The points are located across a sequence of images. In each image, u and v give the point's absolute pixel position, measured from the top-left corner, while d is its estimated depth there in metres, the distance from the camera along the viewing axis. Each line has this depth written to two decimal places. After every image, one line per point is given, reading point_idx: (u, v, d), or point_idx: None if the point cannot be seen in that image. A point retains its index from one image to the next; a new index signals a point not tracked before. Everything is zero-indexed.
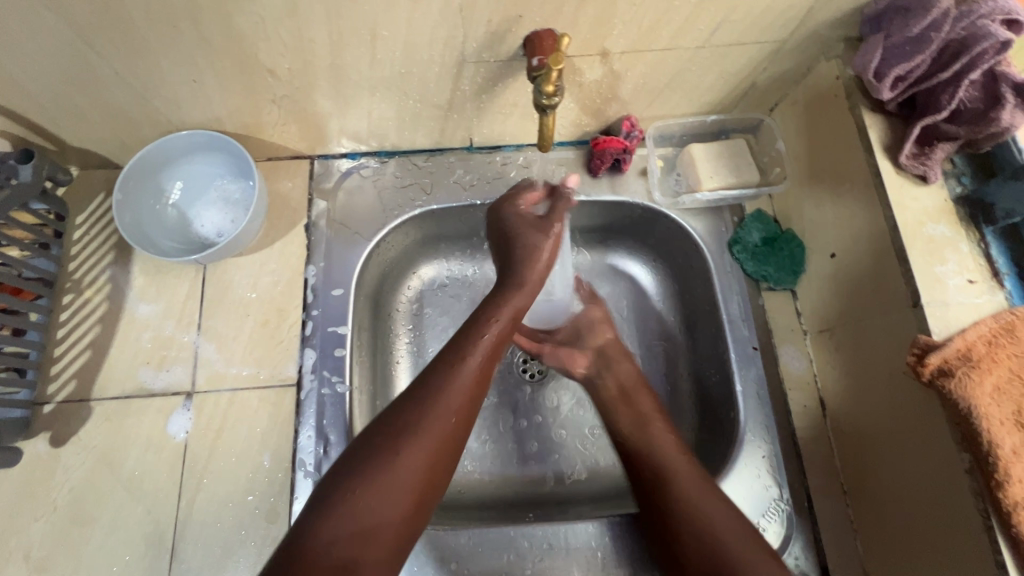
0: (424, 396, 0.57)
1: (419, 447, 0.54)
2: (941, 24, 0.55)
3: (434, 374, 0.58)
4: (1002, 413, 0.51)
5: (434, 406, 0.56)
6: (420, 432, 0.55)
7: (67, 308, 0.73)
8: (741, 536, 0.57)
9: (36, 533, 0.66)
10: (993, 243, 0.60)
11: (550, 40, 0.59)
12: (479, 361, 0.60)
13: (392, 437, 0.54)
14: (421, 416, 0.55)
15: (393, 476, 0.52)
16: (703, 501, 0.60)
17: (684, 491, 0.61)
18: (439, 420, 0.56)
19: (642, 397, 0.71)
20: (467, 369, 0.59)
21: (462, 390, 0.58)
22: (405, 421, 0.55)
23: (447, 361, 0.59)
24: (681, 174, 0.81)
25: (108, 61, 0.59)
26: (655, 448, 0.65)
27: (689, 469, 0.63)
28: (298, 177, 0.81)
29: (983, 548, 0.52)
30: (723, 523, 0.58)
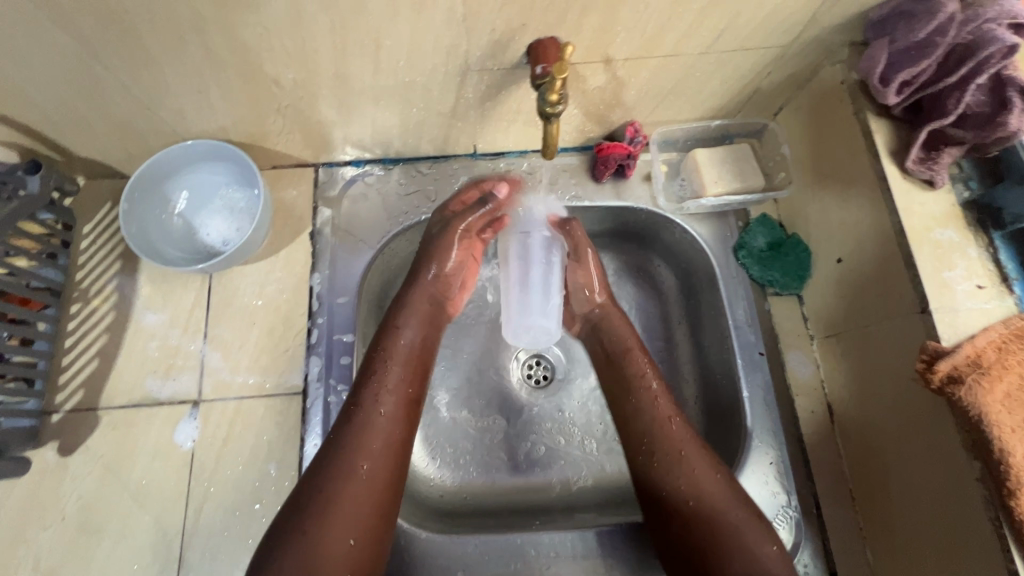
0: (334, 470, 0.57)
1: (337, 524, 0.54)
2: (947, 29, 0.55)
3: (337, 444, 0.58)
4: (1013, 420, 0.51)
5: (343, 481, 0.56)
6: (329, 509, 0.54)
7: (74, 317, 0.74)
8: (726, 500, 0.59)
9: (44, 542, 0.66)
10: (1001, 248, 0.60)
11: (553, 47, 0.59)
12: (387, 418, 0.61)
13: (302, 516, 0.54)
14: (325, 495, 0.55)
15: (313, 558, 0.52)
16: (696, 466, 0.61)
17: (676, 460, 0.62)
18: (349, 494, 0.56)
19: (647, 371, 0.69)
20: (376, 426, 0.60)
21: (371, 452, 0.59)
22: (310, 499, 0.55)
23: (345, 426, 0.60)
24: (686, 179, 0.81)
25: (114, 73, 0.59)
26: (651, 415, 0.66)
27: (688, 437, 0.64)
28: (302, 185, 0.81)
29: (995, 556, 0.52)
30: (710, 486, 0.60)
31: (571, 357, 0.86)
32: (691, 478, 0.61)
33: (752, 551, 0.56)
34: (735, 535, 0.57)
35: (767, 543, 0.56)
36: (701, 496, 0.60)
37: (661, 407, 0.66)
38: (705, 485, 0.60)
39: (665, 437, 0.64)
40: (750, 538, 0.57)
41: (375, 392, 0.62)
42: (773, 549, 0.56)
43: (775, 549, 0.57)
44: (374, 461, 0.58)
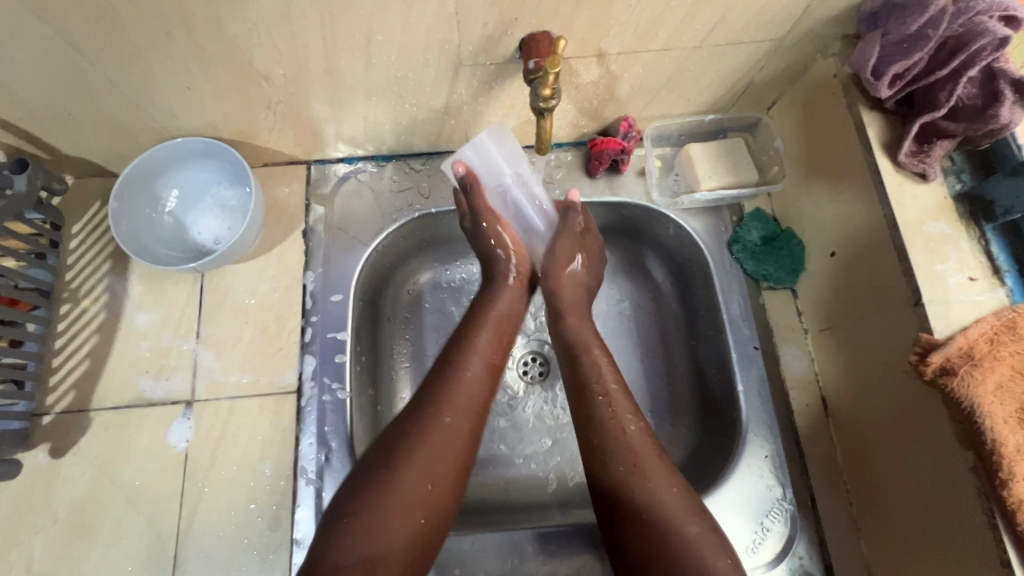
0: (421, 418, 0.57)
1: (420, 468, 0.54)
2: (939, 22, 0.55)
3: (429, 391, 0.60)
4: (1005, 411, 0.51)
5: (432, 427, 0.56)
6: (414, 453, 0.55)
7: (64, 318, 0.73)
8: (680, 513, 0.54)
9: (36, 545, 0.66)
10: (993, 240, 0.60)
11: (546, 42, 0.59)
12: (476, 377, 0.62)
13: (388, 458, 0.54)
14: (411, 437, 0.56)
15: (391, 502, 0.52)
16: (653, 479, 0.56)
17: (635, 472, 0.56)
18: (436, 442, 0.56)
19: (608, 372, 0.65)
20: (464, 381, 0.61)
21: (460, 404, 0.59)
22: (396, 442, 0.55)
23: (435, 380, 0.61)
24: (680, 174, 0.81)
25: (101, 69, 0.59)
26: (610, 423, 0.60)
27: (646, 448, 0.58)
28: (294, 182, 0.80)
29: (988, 546, 0.52)
30: (667, 500, 0.54)
31: None
32: (655, 494, 0.55)
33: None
34: (689, 563, 0.50)
35: (719, 561, 0.51)
36: (654, 504, 0.54)
37: (619, 411, 0.61)
38: (661, 498, 0.55)
39: (621, 447, 0.58)
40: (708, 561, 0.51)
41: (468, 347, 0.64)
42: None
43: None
44: (457, 417, 0.58)
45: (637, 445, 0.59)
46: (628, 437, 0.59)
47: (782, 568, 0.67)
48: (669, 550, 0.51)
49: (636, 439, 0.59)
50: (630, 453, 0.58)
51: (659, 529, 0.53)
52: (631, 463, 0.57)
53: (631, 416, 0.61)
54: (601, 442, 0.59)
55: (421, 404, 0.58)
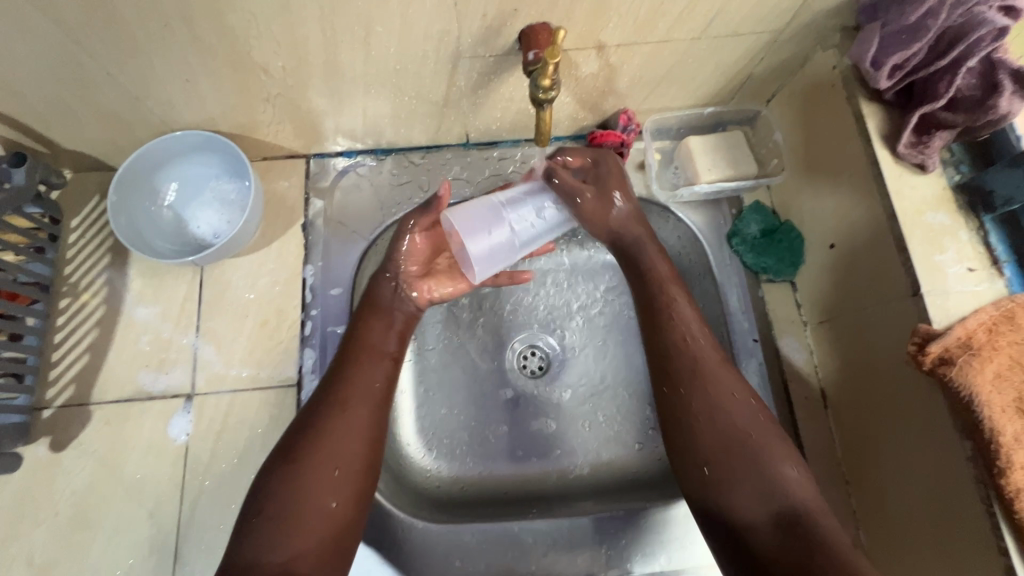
0: (307, 457, 0.55)
1: (330, 454, 0.55)
2: (939, 12, 0.55)
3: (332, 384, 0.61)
4: (1004, 400, 0.52)
5: (317, 471, 0.54)
6: (304, 497, 0.53)
7: (64, 312, 0.73)
8: (748, 421, 0.59)
9: (38, 538, 0.66)
10: (992, 230, 0.60)
11: (546, 33, 0.59)
12: (367, 414, 0.59)
13: (284, 504, 0.52)
14: (299, 480, 0.54)
15: (285, 544, 0.51)
16: (717, 391, 0.60)
17: (698, 378, 0.60)
18: (321, 486, 0.54)
19: (677, 300, 0.65)
20: (365, 372, 0.62)
21: (366, 395, 0.60)
22: (285, 487, 0.53)
23: (324, 420, 0.58)
24: (679, 167, 0.81)
25: (99, 62, 0.58)
26: (672, 334, 0.63)
27: (712, 360, 0.61)
28: (293, 176, 0.80)
29: (986, 535, 0.53)
30: (733, 411, 0.59)
31: (567, 347, 0.86)
32: (722, 418, 0.59)
33: (778, 479, 0.56)
34: (756, 475, 0.56)
35: (789, 465, 0.56)
36: (729, 428, 0.58)
37: (690, 333, 0.63)
38: (731, 412, 0.59)
39: (685, 357, 0.61)
40: (769, 462, 0.56)
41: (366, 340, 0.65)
42: (794, 472, 0.56)
43: (795, 473, 0.56)
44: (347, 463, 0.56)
45: (708, 364, 0.61)
46: (688, 348, 0.62)
47: None
48: (750, 467, 0.56)
49: (708, 359, 0.61)
50: (699, 370, 0.61)
51: (734, 445, 0.57)
52: (697, 369, 0.61)
53: (700, 333, 0.63)
54: (678, 370, 0.61)
55: (305, 447, 0.56)
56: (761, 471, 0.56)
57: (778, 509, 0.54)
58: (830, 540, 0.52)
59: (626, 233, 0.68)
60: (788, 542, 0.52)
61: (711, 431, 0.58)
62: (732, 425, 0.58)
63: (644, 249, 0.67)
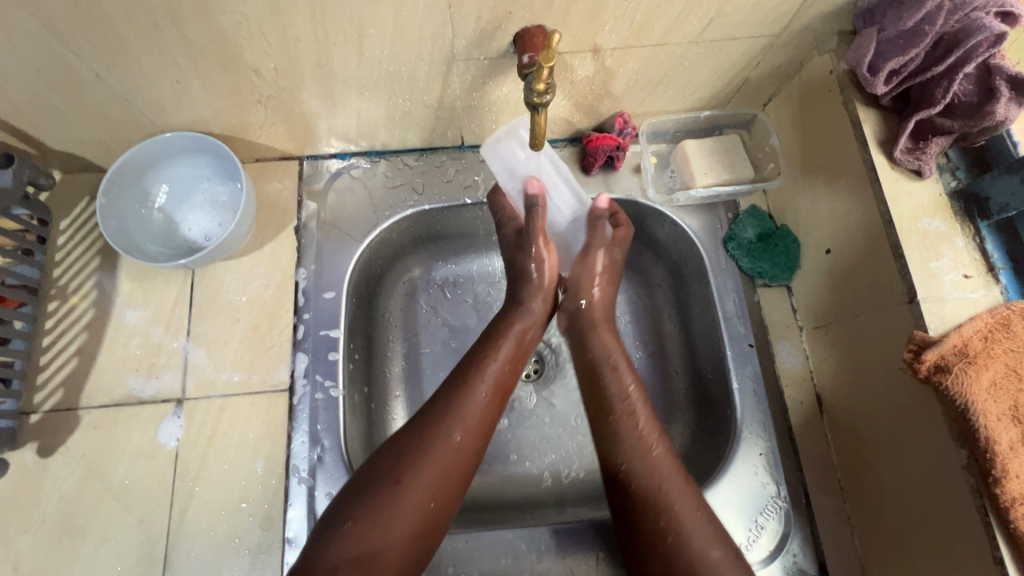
0: (433, 428, 0.58)
1: (423, 480, 0.55)
2: (935, 18, 0.55)
3: (438, 407, 0.60)
4: (998, 408, 0.51)
5: (429, 461, 0.56)
6: (420, 463, 0.55)
7: (52, 315, 0.72)
8: (672, 488, 0.59)
9: (24, 545, 0.65)
10: (988, 237, 0.60)
11: (541, 36, 0.58)
12: (486, 397, 0.62)
13: (396, 467, 0.55)
14: (418, 447, 0.56)
15: (393, 506, 0.53)
16: (654, 462, 0.61)
17: (633, 444, 0.62)
18: (438, 455, 0.56)
19: (609, 343, 0.70)
20: (476, 400, 0.61)
21: (466, 423, 0.59)
22: (404, 451, 0.56)
23: (447, 397, 0.60)
24: (675, 171, 0.81)
25: (87, 62, 0.58)
26: (621, 409, 0.65)
27: (653, 437, 0.62)
28: (286, 178, 0.79)
29: (981, 544, 0.52)
30: (662, 483, 0.59)
31: (561, 351, 0.86)
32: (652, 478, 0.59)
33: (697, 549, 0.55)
34: (680, 543, 0.55)
35: (710, 545, 0.55)
36: (653, 487, 0.59)
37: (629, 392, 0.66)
38: (663, 486, 0.59)
39: (626, 432, 0.63)
40: (691, 532, 0.56)
41: (477, 371, 0.63)
42: (718, 554, 0.55)
43: (721, 554, 0.55)
44: (467, 436, 0.58)
45: (640, 426, 0.63)
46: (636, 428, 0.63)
47: (776, 566, 0.66)
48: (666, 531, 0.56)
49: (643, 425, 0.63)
50: (636, 436, 0.62)
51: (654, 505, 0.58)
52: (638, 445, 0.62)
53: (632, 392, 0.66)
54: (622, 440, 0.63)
55: (430, 419, 0.58)
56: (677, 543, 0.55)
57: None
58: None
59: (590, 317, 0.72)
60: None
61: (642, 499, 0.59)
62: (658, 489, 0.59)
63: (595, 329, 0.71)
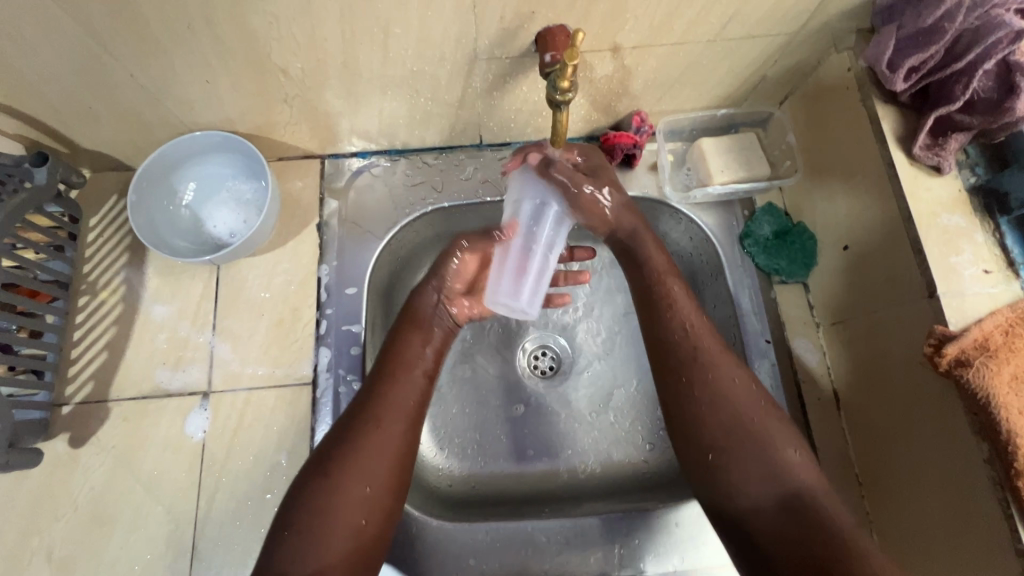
0: (364, 424, 0.58)
1: (361, 474, 0.56)
2: (955, 15, 0.55)
3: (368, 402, 0.60)
4: (1021, 402, 0.52)
5: (361, 455, 0.56)
6: (351, 458, 0.56)
7: (82, 310, 0.74)
8: (750, 408, 0.59)
9: (57, 533, 0.66)
10: (1008, 232, 0.60)
11: (562, 35, 0.59)
12: (413, 386, 0.63)
13: (328, 462, 0.56)
14: (349, 441, 0.57)
15: (334, 501, 0.54)
16: (716, 372, 0.60)
17: (697, 367, 0.60)
18: (372, 447, 0.57)
19: (647, 241, 0.67)
20: (404, 388, 0.62)
21: (398, 411, 0.60)
22: (338, 447, 0.57)
23: (374, 388, 0.61)
24: (692, 169, 0.81)
25: (122, 63, 0.59)
26: (671, 320, 0.63)
27: (712, 346, 0.61)
28: (308, 176, 0.81)
29: (1002, 537, 0.53)
30: (733, 395, 0.59)
31: (577, 348, 0.87)
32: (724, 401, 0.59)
33: (780, 461, 0.56)
34: (763, 461, 0.56)
35: (789, 448, 0.57)
36: (725, 408, 0.59)
37: (670, 290, 0.65)
38: (737, 409, 0.58)
39: (685, 343, 0.61)
40: (773, 442, 0.57)
41: (403, 361, 0.64)
42: (797, 456, 0.57)
43: (800, 456, 0.57)
44: (398, 423, 0.59)
45: (709, 351, 0.61)
46: (688, 334, 0.62)
47: None
48: (751, 449, 0.57)
49: (708, 348, 0.61)
50: (700, 357, 0.61)
51: (737, 426, 0.58)
52: (696, 358, 0.61)
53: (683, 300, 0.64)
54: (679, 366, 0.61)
55: (356, 416, 0.59)
56: (762, 450, 0.57)
57: (782, 491, 0.55)
58: (832, 516, 0.54)
59: (624, 225, 0.67)
60: (788, 523, 0.54)
61: (715, 419, 0.58)
62: (734, 412, 0.58)
63: (641, 239, 0.67)
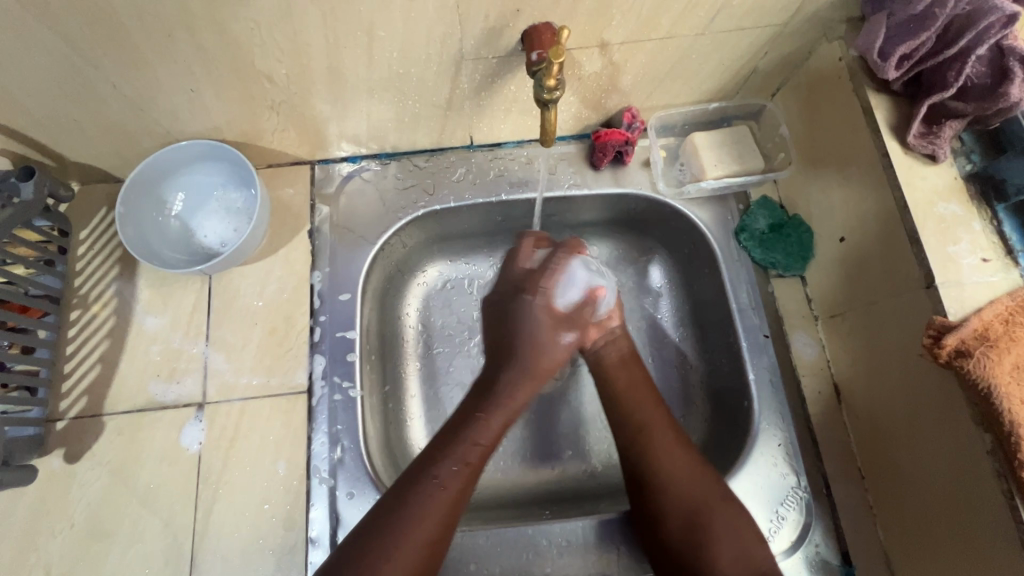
0: (403, 520, 0.55)
1: (395, 573, 0.53)
2: (946, 1, 0.54)
3: (410, 502, 0.56)
4: (1022, 391, 0.51)
5: (395, 555, 0.54)
6: (390, 555, 0.54)
7: (74, 324, 0.73)
8: (705, 493, 0.60)
9: (54, 550, 0.66)
10: (1006, 220, 0.60)
11: (548, 33, 0.58)
12: (458, 471, 0.59)
13: (371, 560, 0.53)
14: (389, 541, 0.54)
15: None
16: (670, 461, 0.62)
17: (647, 438, 0.64)
18: (408, 548, 0.54)
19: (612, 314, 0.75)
20: (446, 481, 0.58)
21: (438, 506, 0.57)
22: (378, 543, 0.54)
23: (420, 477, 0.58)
24: (685, 164, 0.81)
25: (105, 74, 0.59)
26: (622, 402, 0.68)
27: (659, 424, 0.65)
28: (298, 183, 0.80)
29: (1007, 530, 0.52)
30: (682, 479, 0.61)
31: None
32: (679, 476, 0.61)
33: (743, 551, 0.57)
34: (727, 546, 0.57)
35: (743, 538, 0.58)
36: (675, 484, 0.61)
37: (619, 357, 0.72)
38: (681, 477, 0.61)
39: (633, 428, 0.65)
40: (725, 531, 0.58)
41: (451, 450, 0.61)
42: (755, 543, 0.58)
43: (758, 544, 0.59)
44: (438, 515, 0.56)
45: (656, 427, 0.65)
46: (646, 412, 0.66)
47: (797, 556, 0.66)
48: (711, 531, 0.58)
49: (654, 419, 0.66)
50: (647, 427, 0.65)
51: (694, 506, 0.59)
52: (642, 443, 0.64)
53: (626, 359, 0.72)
54: (635, 438, 0.65)
55: (397, 517, 0.56)
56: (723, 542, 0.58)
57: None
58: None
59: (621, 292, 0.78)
60: None
61: (676, 492, 0.60)
62: (686, 493, 0.60)
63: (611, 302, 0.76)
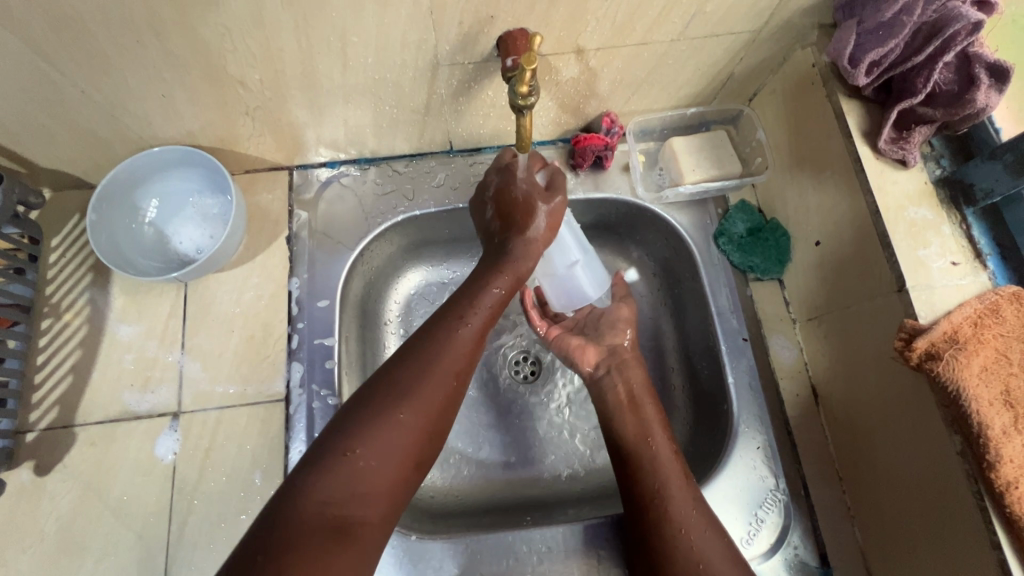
0: (394, 386, 0.53)
1: (387, 447, 0.49)
2: (913, 9, 0.54)
3: (409, 354, 0.56)
4: (990, 393, 0.52)
5: (389, 418, 0.50)
6: (383, 415, 0.50)
7: (45, 334, 0.72)
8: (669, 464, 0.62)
9: (23, 564, 0.64)
10: (974, 224, 0.61)
11: (523, 40, 0.59)
12: (463, 338, 0.58)
13: (359, 422, 0.50)
14: (386, 393, 0.52)
15: (360, 464, 0.48)
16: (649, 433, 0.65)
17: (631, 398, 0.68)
18: (399, 416, 0.51)
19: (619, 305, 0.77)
20: (445, 355, 0.57)
21: (436, 376, 0.55)
22: (373, 402, 0.51)
23: (423, 340, 0.57)
24: (664, 169, 0.81)
25: (73, 80, 0.58)
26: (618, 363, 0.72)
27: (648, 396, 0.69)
28: (277, 188, 0.80)
29: (978, 529, 0.53)
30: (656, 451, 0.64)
31: None
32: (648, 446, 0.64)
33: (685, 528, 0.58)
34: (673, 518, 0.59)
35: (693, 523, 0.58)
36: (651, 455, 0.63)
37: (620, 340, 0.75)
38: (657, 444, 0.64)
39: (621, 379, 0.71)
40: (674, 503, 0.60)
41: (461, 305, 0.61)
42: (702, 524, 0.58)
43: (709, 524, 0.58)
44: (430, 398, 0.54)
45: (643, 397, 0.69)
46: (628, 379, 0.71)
47: (776, 559, 0.67)
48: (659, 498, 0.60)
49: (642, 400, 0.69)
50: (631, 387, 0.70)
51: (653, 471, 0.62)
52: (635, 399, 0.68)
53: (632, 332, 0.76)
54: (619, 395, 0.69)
55: (393, 384, 0.53)
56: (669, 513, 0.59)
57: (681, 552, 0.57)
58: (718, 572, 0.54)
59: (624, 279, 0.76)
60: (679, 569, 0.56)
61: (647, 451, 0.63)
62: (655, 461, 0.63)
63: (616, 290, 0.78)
